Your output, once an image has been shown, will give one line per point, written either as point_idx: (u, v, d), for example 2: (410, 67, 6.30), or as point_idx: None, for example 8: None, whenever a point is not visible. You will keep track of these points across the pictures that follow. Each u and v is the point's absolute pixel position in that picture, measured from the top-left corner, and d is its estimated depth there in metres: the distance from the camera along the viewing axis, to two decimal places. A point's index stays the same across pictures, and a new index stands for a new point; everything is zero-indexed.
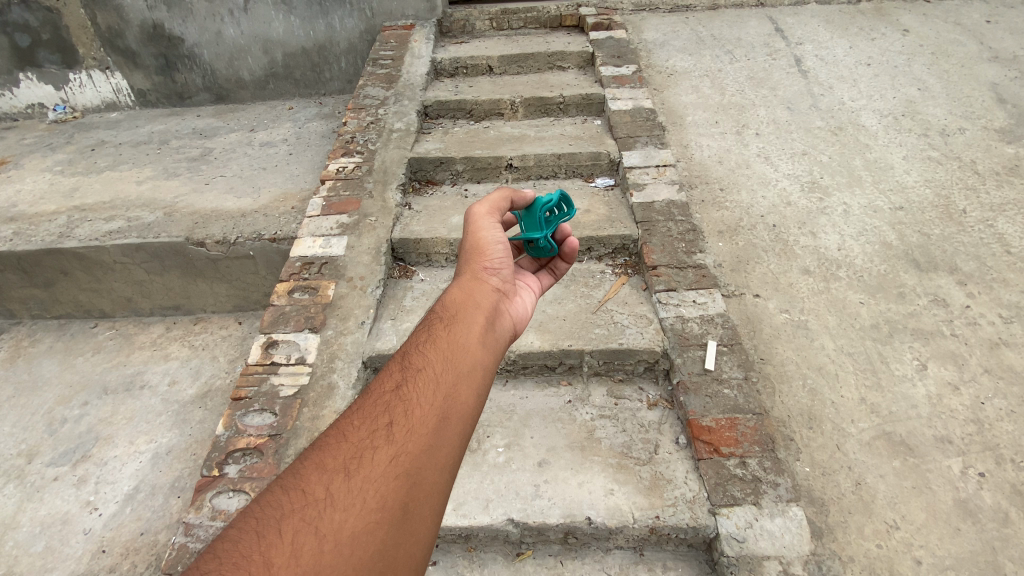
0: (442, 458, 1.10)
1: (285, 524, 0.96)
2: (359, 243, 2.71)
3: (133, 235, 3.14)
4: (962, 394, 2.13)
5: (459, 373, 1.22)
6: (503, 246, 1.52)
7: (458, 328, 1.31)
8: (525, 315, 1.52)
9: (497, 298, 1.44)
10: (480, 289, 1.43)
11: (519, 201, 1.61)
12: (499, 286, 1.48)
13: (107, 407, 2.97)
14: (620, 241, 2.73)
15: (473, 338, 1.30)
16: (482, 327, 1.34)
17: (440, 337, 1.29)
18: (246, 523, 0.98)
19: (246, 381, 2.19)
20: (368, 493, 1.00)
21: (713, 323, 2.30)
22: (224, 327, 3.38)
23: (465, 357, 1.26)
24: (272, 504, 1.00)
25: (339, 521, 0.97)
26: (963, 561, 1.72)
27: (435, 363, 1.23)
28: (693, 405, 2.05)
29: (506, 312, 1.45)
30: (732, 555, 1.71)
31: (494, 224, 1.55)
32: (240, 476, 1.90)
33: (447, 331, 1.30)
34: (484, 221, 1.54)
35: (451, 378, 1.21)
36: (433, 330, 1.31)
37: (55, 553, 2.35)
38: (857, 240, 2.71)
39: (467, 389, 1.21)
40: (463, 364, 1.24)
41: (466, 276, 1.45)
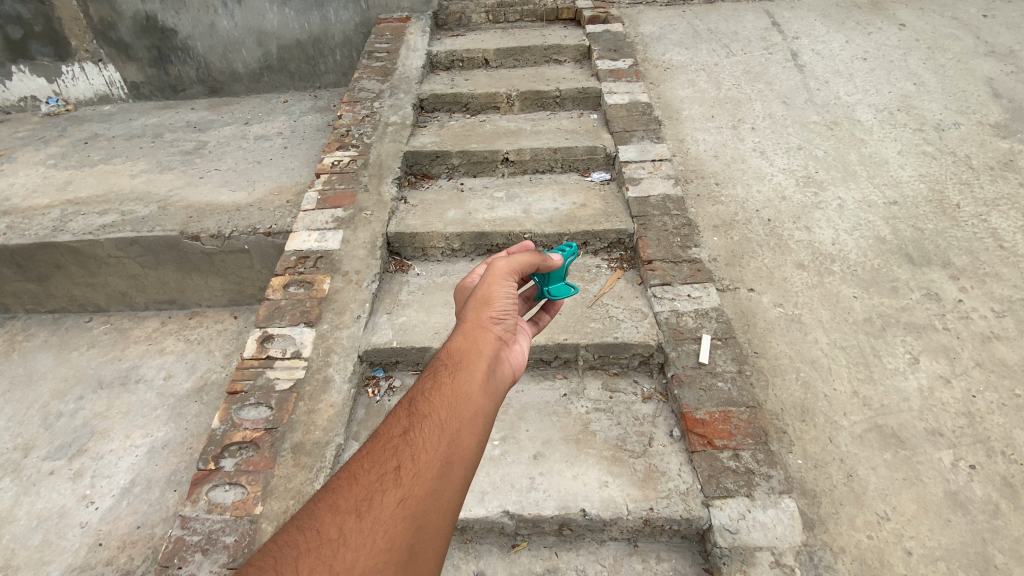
0: (446, 501, 1.11)
1: (300, 563, 0.97)
2: (354, 237, 2.70)
3: (127, 229, 3.12)
4: (953, 387, 2.15)
5: (463, 419, 1.22)
6: (511, 299, 1.49)
7: (461, 376, 1.29)
8: (524, 364, 1.48)
9: (500, 346, 1.40)
10: (484, 336, 1.39)
11: (541, 260, 1.59)
12: (502, 334, 1.44)
13: (102, 401, 2.96)
14: (616, 236, 2.73)
15: (473, 390, 1.27)
16: (484, 374, 1.32)
17: (445, 383, 1.27)
18: (264, 561, 1.00)
19: (242, 375, 2.19)
20: (377, 535, 1.02)
21: (708, 317, 2.32)
22: (220, 321, 3.37)
23: (466, 407, 1.24)
24: (288, 543, 1.01)
25: (351, 561, 0.98)
26: (953, 551, 1.75)
27: (440, 409, 1.22)
28: (687, 398, 2.06)
29: (506, 359, 1.41)
30: (725, 546, 1.73)
31: (508, 277, 1.51)
32: (236, 470, 1.91)
33: (450, 377, 1.28)
34: (498, 273, 1.51)
35: (455, 427, 1.20)
36: (437, 376, 1.29)
37: (52, 547, 2.35)
38: (852, 234, 2.73)
39: (470, 435, 1.21)
40: (465, 410, 1.24)
41: (471, 323, 1.42)
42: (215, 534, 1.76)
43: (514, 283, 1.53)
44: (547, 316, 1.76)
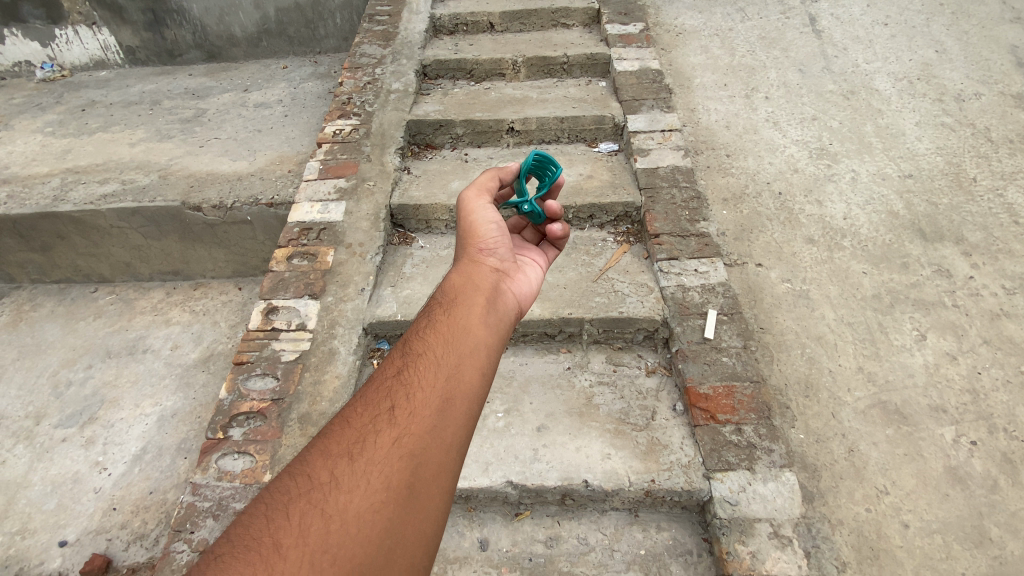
0: (445, 438, 1.12)
1: (292, 507, 0.99)
2: (358, 209, 2.67)
3: (128, 199, 3.10)
4: (959, 364, 2.14)
5: (459, 355, 1.24)
6: (498, 226, 1.52)
7: (457, 312, 1.32)
8: (529, 292, 1.51)
9: (497, 278, 1.45)
10: (479, 271, 1.44)
11: (501, 172, 1.62)
12: (498, 266, 1.49)
13: (110, 370, 2.96)
14: (622, 209, 2.69)
15: (475, 320, 1.32)
16: (482, 308, 1.35)
17: (440, 323, 1.30)
18: (257, 508, 1.03)
19: (248, 346, 2.20)
20: (371, 475, 1.03)
21: (714, 293, 2.30)
22: (224, 293, 3.36)
23: (467, 337, 1.28)
24: (281, 489, 1.04)
25: (343, 502, 1.00)
26: (949, 525, 1.75)
27: (435, 347, 1.25)
28: (691, 373, 2.07)
29: (506, 290, 1.45)
30: (725, 518, 1.75)
31: (487, 206, 1.55)
32: (244, 439, 1.93)
33: (446, 316, 1.32)
34: (474, 205, 1.55)
35: (454, 359, 1.23)
36: (436, 316, 1.34)
37: (67, 511, 2.37)
38: (864, 209, 2.67)
39: (469, 370, 1.23)
40: (463, 345, 1.26)
41: (464, 261, 1.47)
42: (225, 501, 1.79)
43: (494, 210, 1.56)
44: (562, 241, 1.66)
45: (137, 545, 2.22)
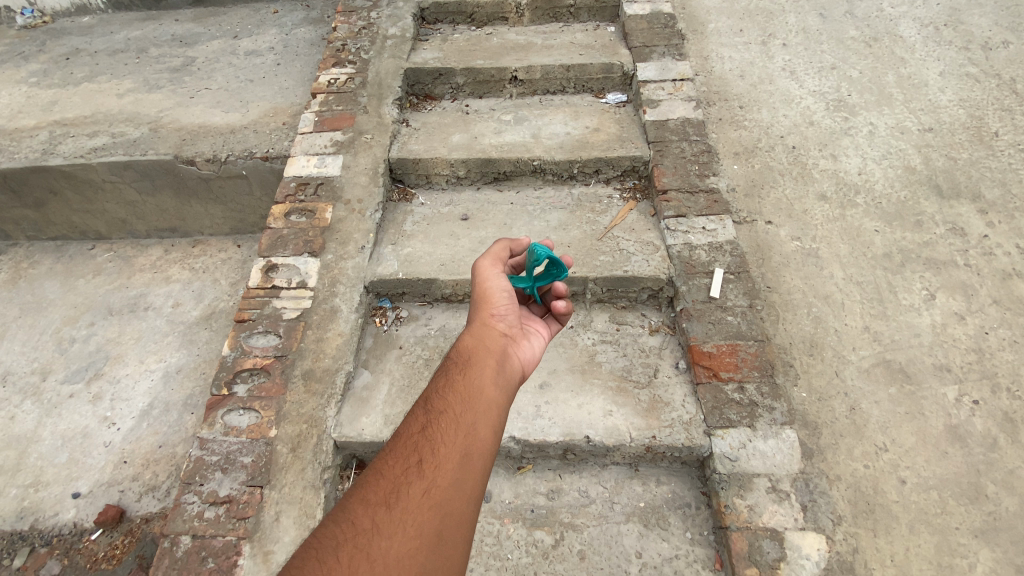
0: (467, 489, 1.14)
1: (341, 551, 1.02)
2: (355, 163, 2.58)
3: (119, 152, 3.00)
4: (967, 324, 2.11)
5: (478, 412, 1.25)
6: (509, 293, 1.50)
7: (473, 372, 1.32)
8: (533, 360, 1.48)
9: (506, 342, 1.44)
10: (490, 334, 1.43)
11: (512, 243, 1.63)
12: (507, 330, 1.47)
13: (113, 326, 2.89)
14: (630, 163, 2.59)
15: (486, 384, 1.30)
16: (495, 369, 1.34)
17: (457, 380, 1.30)
18: (305, 553, 1.04)
19: (248, 304, 2.18)
20: (407, 524, 1.05)
21: (721, 251, 2.25)
22: (223, 251, 3.26)
23: (480, 400, 1.27)
24: (327, 535, 1.06)
25: (385, 548, 1.02)
26: (946, 481, 1.75)
27: (455, 405, 1.25)
28: (695, 331, 2.06)
29: (515, 354, 1.44)
30: (724, 472, 1.78)
31: (499, 273, 1.54)
32: (249, 395, 1.94)
33: (462, 374, 1.32)
34: (487, 270, 1.53)
35: (469, 421, 1.22)
36: (449, 375, 1.32)
37: (79, 464, 2.34)
38: (880, 164, 2.58)
39: (486, 426, 1.24)
40: (480, 404, 1.26)
41: (475, 323, 1.45)
42: (233, 455, 1.82)
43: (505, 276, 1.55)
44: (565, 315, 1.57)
45: (149, 497, 2.22)
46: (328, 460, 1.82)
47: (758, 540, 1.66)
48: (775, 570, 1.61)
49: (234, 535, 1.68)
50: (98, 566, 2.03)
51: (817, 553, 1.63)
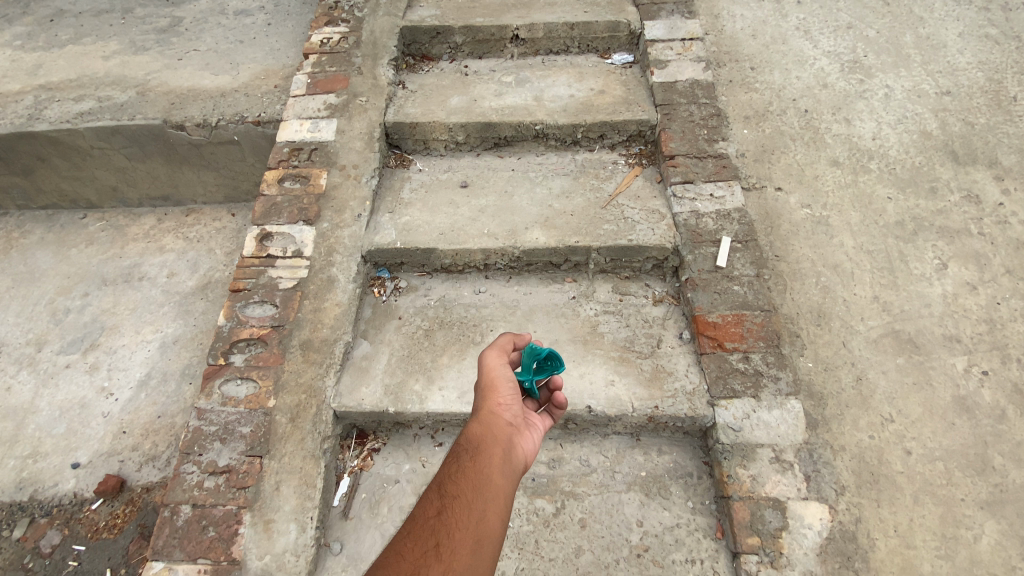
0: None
1: None
2: (350, 127, 2.48)
3: (107, 117, 2.89)
4: (978, 295, 2.06)
5: (489, 499, 1.20)
6: (514, 385, 1.47)
7: (483, 459, 1.27)
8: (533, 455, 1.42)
9: (511, 432, 1.39)
10: (497, 422, 1.38)
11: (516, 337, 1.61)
12: (513, 420, 1.42)
13: (108, 297, 2.84)
14: (636, 128, 2.49)
15: (494, 474, 1.25)
16: (503, 459, 1.30)
17: (469, 466, 1.25)
18: None
19: (243, 273, 2.12)
20: None
21: (729, 219, 2.18)
22: (217, 219, 3.17)
23: (490, 491, 1.22)
24: None
25: None
26: (952, 452, 1.73)
27: (468, 490, 1.20)
28: (700, 301, 2.01)
29: (520, 446, 1.38)
30: (727, 442, 1.76)
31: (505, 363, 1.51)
32: (246, 365, 1.91)
33: (473, 461, 1.27)
34: (494, 358, 1.50)
35: (480, 509, 1.17)
36: (458, 462, 1.27)
37: (78, 435, 2.33)
38: (895, 128, 2.47)
39: (497, 514, 1.19)
40: (491, 491, 1.22)
41: (481, 412, 1.40)
42: (232, 425, 1.80)
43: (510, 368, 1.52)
44: (560, 409, 1.56)
45: (149, 467, 2.22)
46: (328, 430, 1.81)
47: (760, 510, 1.65)
48: (777, 538, 1.61)
49: (235, 504, 1.68)
50: (100, 534, 2.04)
51: (819, 522, 1.63)
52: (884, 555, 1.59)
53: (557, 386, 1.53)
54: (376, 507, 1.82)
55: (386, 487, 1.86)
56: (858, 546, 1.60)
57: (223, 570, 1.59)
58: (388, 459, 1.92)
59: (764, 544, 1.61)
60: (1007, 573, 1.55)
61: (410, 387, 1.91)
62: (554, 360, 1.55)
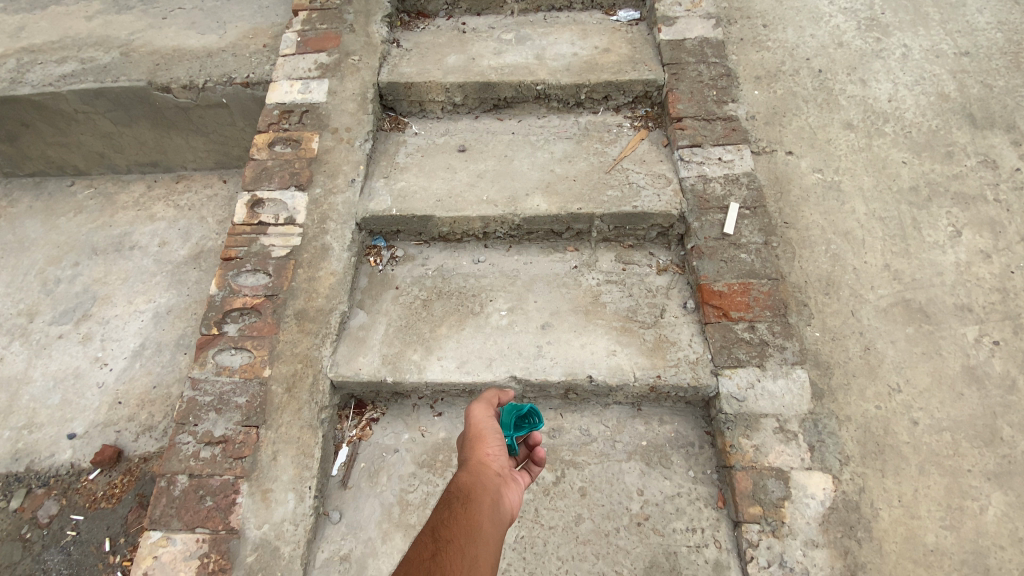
0: None
1: None
2: (342, 88, 2.37)
3: (90, 79, 2.77)
4: (992, 263, 1.99)
5: (482, 543, 1.15)
6: (502, 436, 1.46)
7: (475, 505, 1.23)
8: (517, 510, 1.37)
9: (500, 482, 1.35)
10: (486, 471, 1.35)
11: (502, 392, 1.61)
12: (500, 472, 1.39)
13: (99, 267, 2.78)
14: (642, 88, 2.37)
15: (486, 520, 1.21)
16: (494, 506, 1.26)
17: (462, 509, 1.21)
18: None
19: (235, 241, 2.06)
20: None
21: (737, 184, 2.10)
22: (208, 186, 3.07)
23: (482, 536, 1.17)
24: None
25: None
26: (960, 423, 1.70)
27: (462, 532, 1.15)
28: (706, 270, 1.95)
29: (506, 498, 1.34)
30: (731, 412, 1.73)
31: (493, 415, 1.51)
32: (240, 335, 1.87)
33: (465, 505, 1.22)
34: (483, 409, 1.50)
35: (473, 553, 1.12)
36: (450, 507, 1.22)
37: (73, 405, 2.31)
38: (911, 90, 2.36)
39: (488, 559, 1.14)
40: (483, 535, 1.17)
41: (470, 461, 1.37)
42: (227, 395, 1.77)
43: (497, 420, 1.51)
44: (538, 467, 1.51)
45: (146, 437, 2.20)
46: (324, 400, 1.78)
47: (762, 479, 1.64)
48: (779, 508, 1.60)
49: (232, 474, 1.66)
50: (99, 504, 2.05)
51: (822, 492, 1.61)
52: (887, 524, 1.58)
53: (536, 442, 1.50)
54: (375, 476, 1.81)
55: (385, 457, 1.84)
56: (861, 515, 1.59)
57: (222, 540, 1.58)
58: (387, 429, 1.90)
59: (765, 513, 1.60)
60: (1011, 542, 1.54)
61: (408, 356, 1.87)
62: (535, 416, 1.53)
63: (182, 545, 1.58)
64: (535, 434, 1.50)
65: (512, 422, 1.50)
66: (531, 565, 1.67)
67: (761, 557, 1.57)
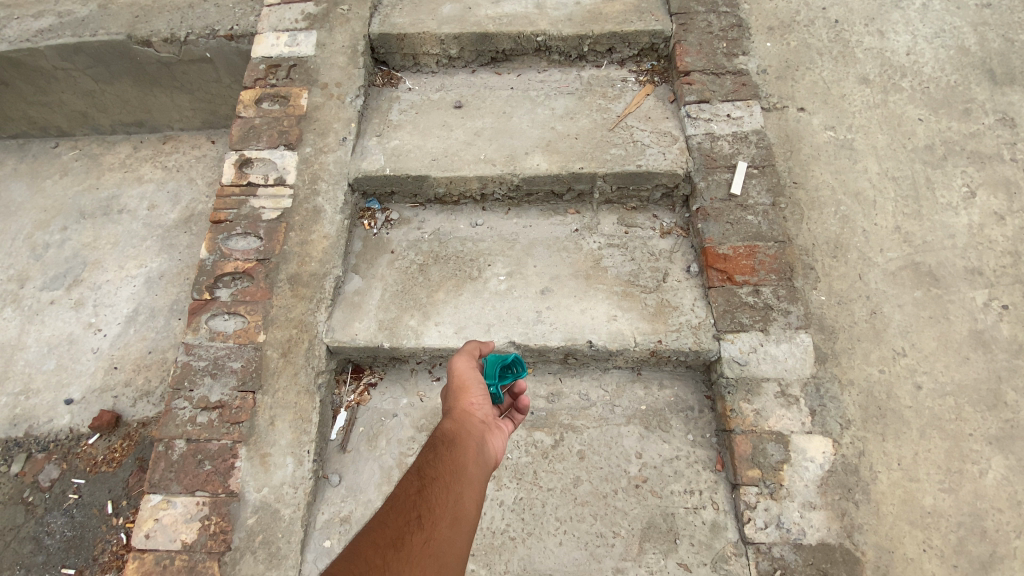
0: (459, 547, 1.09)
1: None
2: (331, 41, 2.24)
3: (67, 33, 2.62)
4: (1005, 226, 1.92)
5: (466, 481, 1.20)
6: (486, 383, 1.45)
7: (459, 447, 1.26)
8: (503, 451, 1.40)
9: (484, 426, 1.37)
10: (471, 416, 1.36)
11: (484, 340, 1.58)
12: (485, 417, 1.40)
13: (88, 231, 2.72)
14: (648, 40, 2.25)
15: (470, 462, 1.24)
16: (478, 448, 1.29)
17: (445, 452, 1.24)
18: None
19: (224, 203, 1.98)
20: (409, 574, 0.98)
21: (746, 142, 2.02)
22: (196, 147, 2.96)
23: (466, 475, 1.21)
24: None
25: None
26: (963, 388, 1.69)
27: (445, 472, 1.19)
28: (711, 232, 1.89)
29: (491, 440, 1.37)
30: (732, 376, 1.71)
31: (476, 362, 1.49)
32: (232, 300, 1.83)
33: (449, 449, 1.25)
34: (466, 355, 1.48)
35: (457, 492, 1.16)
36: (433, 450, 1.25)
37: (69, 371, 2.30)
38: (931, 42, 2.23)
39: (472, 496, 1.19)
40: (467, 475, 1.21)
41: (454, 407, 1.38)
42: (221, 360, 1.75)
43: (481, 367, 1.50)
44: (521, 414, 1.53)
45: (144, 402, 2.20)
46: (321, 365, 1.75)
47: (762, 443, 1.63)
48: (777, 471, 1.60)
49: (230, 439, 1.66)
50: (100, 468, 2.06)
51: (822, 455, 1.61)
52: (885, 487, 1.58)
53: (520, 391, 1.49)
54: (374, 440, 1.81)
55: (384, 421, 1.84)
56: (859, 478, 1.59)
57: (222, 503, 1.59)
58: (385, 393, 1.88)
59: (764, 476, 1.61)
60: (1008, 505, 1.55)
61: (405, 321, 1.84)
62: (518, 365, 1.51)
63: (182, 508, 1.59)
64: (518, 382, 1.48)
65: (497, 370, 1.46)
66: (530, 526, 1.69)
67: (758, 519, 1.58)
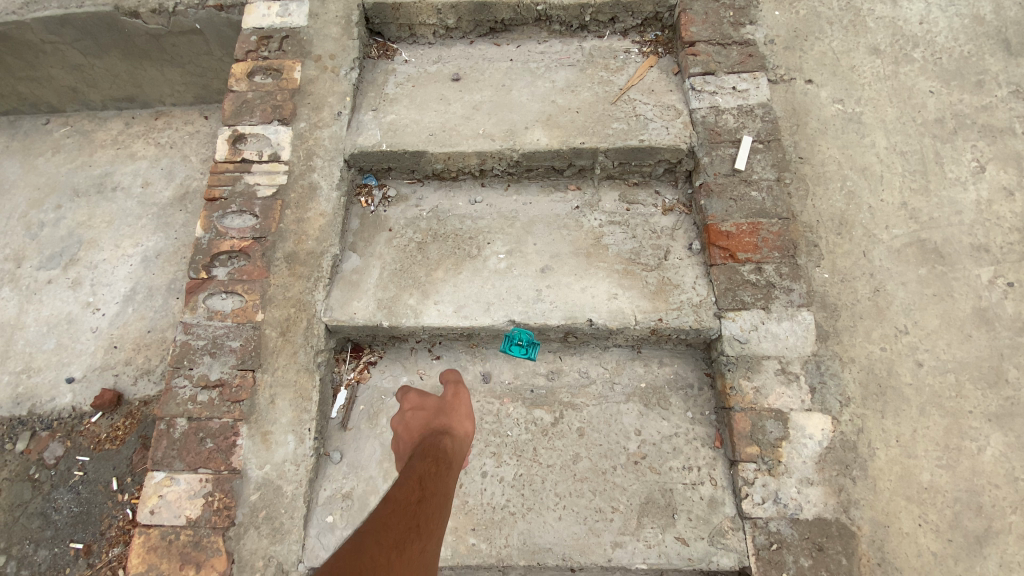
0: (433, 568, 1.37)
1: None
2: (325, 10, 2.16)
3: (53, 4, 2.52)
4: (1014, 202, 1.88)
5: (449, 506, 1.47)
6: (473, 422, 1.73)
7: (451, 475, 1.52)
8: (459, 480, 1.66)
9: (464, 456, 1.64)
10: (461, 446, 1.63)
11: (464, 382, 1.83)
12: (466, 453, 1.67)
13: (82, 210, 2.68)
14: (652, 9, 2.17)
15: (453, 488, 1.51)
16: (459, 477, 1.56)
17: (443, 473, 1.50)
18: None
19: (218, 180, 1.95)
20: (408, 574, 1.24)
21: (752, 116, 1.96)
22: (189, 123, 2.90)
23: (449, 502, 1.48)
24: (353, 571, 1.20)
25: None
26: (965, 365, 1.68)
27: (441, 494, 1.45)
28: (714, 209, 1.85)
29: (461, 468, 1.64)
30: (732, 354, 1.71)
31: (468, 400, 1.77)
32: (230, 279, 1.81)
33: (445, 471, 1.51)
34: (463, 396, 1.76)
35: (443, 515, 1.43)
36: (433, 464, 1.50)
37: (69, 350, 2.31)
38: (945, 11, 2.15)
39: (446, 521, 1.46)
40: (450, 497, 1.48)
41: (450, 433, 1.63)
42: (220, 339, 1.74)
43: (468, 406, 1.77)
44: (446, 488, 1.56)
45: (145, 381, 2.21)
46: (320, 344, 1.75)
47: (761, 420, 1.64)
48: (776, 447, 1.61)
49: (230, 417, 1.66)
50: (103, 445, 2.09)
51: (820, 432, 1.62)
52: (883, 463, 1.59)
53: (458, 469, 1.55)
54: (375, 418, 1.82)
55: (384, 399, 1.84)
56: (857, 455, 1.60)
57: (225, 479, 1.61)
58: (385, 371, 1.89)
59: (762, 453, 1.62)
60: (1006, 481, 1.56)
61: (404, 300, 1.82)
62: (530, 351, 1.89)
63: (186, 484, 1.61)
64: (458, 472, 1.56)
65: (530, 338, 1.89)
66: (530, 501, 1.70)
67: (756, 494, 1.60)
